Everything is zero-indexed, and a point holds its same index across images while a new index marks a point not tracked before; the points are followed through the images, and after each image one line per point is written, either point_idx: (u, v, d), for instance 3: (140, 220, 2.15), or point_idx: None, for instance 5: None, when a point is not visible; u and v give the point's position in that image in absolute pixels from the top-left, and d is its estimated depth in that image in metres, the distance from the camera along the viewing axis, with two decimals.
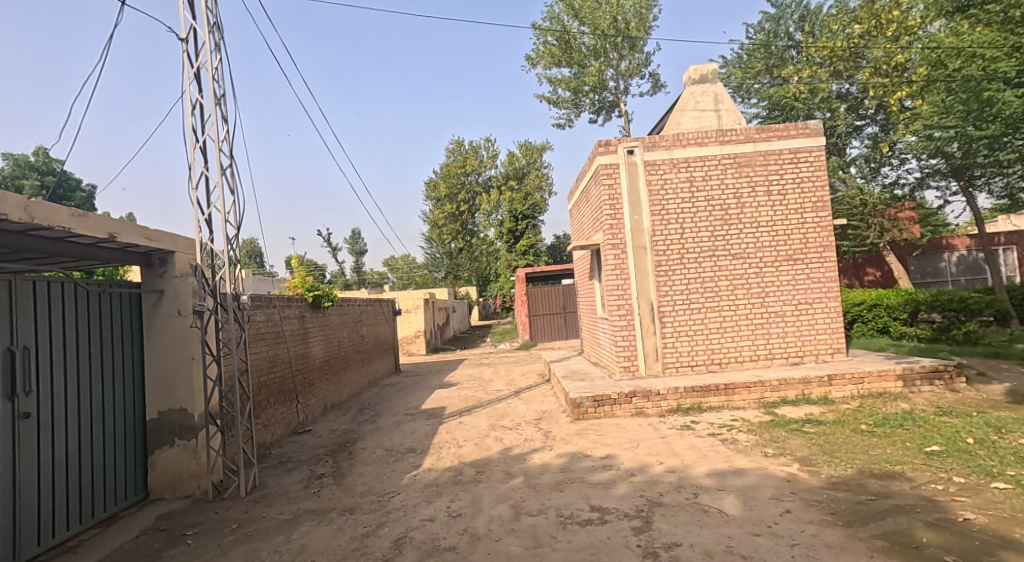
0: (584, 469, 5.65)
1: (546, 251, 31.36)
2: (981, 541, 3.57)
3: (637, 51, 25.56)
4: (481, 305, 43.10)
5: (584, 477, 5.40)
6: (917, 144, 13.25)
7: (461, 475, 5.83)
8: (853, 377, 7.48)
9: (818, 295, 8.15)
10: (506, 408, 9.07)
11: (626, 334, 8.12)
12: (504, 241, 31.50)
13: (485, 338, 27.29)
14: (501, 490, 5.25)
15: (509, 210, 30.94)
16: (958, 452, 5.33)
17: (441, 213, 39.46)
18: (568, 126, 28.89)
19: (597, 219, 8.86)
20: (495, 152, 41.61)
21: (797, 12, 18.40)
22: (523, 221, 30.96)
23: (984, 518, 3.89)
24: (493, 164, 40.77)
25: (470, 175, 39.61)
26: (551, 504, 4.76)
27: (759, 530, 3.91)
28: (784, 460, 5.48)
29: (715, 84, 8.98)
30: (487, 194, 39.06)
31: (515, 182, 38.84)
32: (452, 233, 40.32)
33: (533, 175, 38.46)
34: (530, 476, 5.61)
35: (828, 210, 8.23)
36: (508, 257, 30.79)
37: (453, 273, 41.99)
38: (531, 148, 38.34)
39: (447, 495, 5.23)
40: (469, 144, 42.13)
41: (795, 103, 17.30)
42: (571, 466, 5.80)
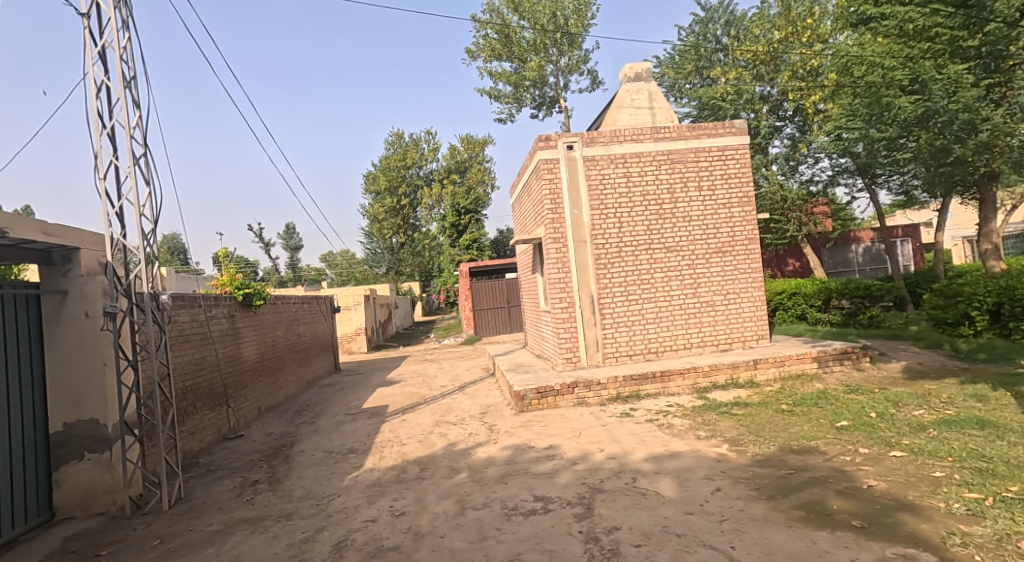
0: (528, 460, 5.74)
1: (490, 245, 31.39)
2: (882, 504, 3.96)
3: (576, 48, 26.02)
4: (425, 301, 42.70)
5: (528, 469, 5.48)
6: (829, 144, 14.41)
7: (405, 473, 5.75)
8: (776, 360, 8.04)
9: (744, 285, 8.70)
10: (451, 404, 9.01)
11: (569, 325, 8.31)
12: (446, 236, 31.20)
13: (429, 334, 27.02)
14: (446, 486, 5.24)
15: (452, 204, 30.74)
16: (864, 425, 5.88)
17: (381, 207, 38.63)
18: (509, 121, 28.92)
19: (538, 213, 8.99)
20: (437, 146, 41.41)
21: (724, 17, 19.29)
22: (466, 215, 30.79)
23: (884, 484, 4.32)
24: (435, 158, 40.41)
25: (410, 168, 39.13)
26: (496, 496, 4.81)
27: (692, 509, 4.14)
28: (715, 441, 5.83)
29: (649, 83, 9.32)
30: (429, 188, 38.60)
31: (457, 175, 38.63)
32: (393, 228, 39.48)
33: (475, 169, 38.25)
34: (475, 471, 5.63)
35: (753, 204, 8.79)
36: (452, 252, 30.57)
37: (395, 269, 41.10)
38: (473, 142, 38.25)
39: (390, 494, 5.14)
40: (409, 138, 41.56)
41: (722, 103, 18.10)
42: (515, 458, 5.86)
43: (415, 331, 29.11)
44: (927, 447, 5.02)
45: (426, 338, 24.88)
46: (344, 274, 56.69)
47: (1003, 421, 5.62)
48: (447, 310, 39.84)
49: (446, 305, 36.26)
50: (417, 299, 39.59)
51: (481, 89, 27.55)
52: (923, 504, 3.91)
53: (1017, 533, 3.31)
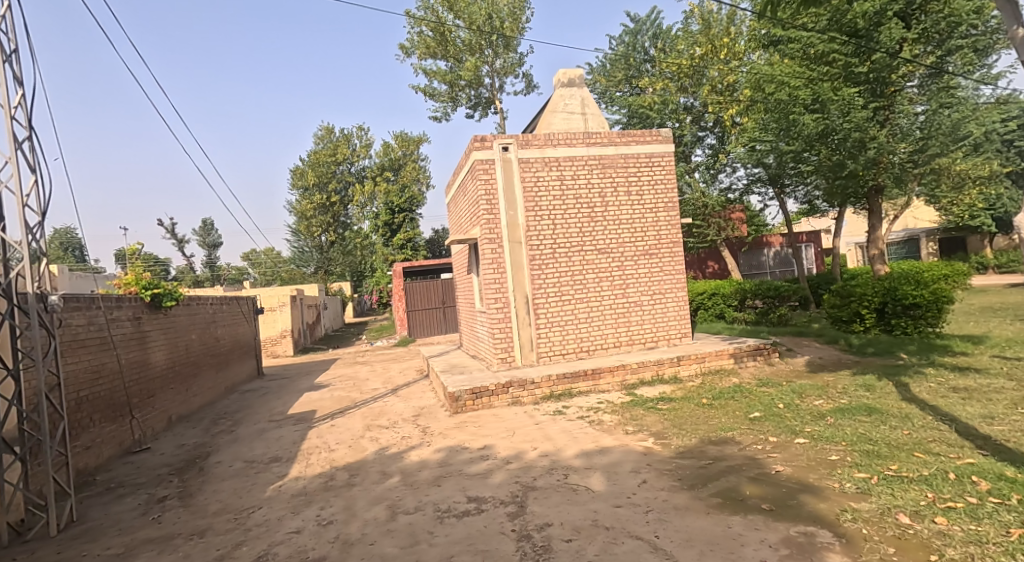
0: (462, 461, 5.71)
1: (425, 245, 30.88)
2: (788, 487, 4.31)
3: (511, 51, 26.23)
4: (356, 301, 41.39)
5: (462, 470, 5.45)
6: (745, 154, 15.44)
7: (333, 480, 5.54)
8: (697, 357, 8.51)
9: (669, 285, 9.15)
10: (383, 407, 8.78)
11: (503, 325, 8.34)
12: (379, 235, 30.35)
13: (360, 335, 26.17)
14: (376, 491, 5.10)
15: (385, 202, 29.93)
16: (773, 416, 6.37)
17: (309, 204, 37.09)
18: (444, 119, 28.38)
19: (473, 214, 8.98)
20: (370, 142, 40.23)
21: (651, 30, 20.13)
22: (400, 214, 30.10)
23: (790, 469, 4.71)
24: (367, 154, 39.21)
25: (341, 164, 37.76)
26: (429, 499, 4.74)
27: (620, 501, 4.30)
28: (642, 435, 6.08)
29: (581, 89, 9.56)
30: (361, 186, 37.38)
31: (390, 173, 37.55)
32: (322, 226, 37.75)
33: (409, 167, 37.23)
34: (407, 474, 5.52)
35: (677, 208, 9.28)
36: (385, 251, 29.80)
37: (324, 268, 39.51)
38: (408, 139, 37.25)
39: (316, 503, 4.92)
40: (340, 133, 40.09)
41: (650, 112, 19.01)
42: (449, 460, 5.81)
43: (346, 333, 28.13)
44: (825, 433, 5.52)
45: (357, 339, 24.11)
46: (268, 273, 53.77)
47: (888, 408, 6.28)
48: (380, 310, 38.82)
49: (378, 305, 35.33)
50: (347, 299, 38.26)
51: (415, 86, 26.99)
52: (822, 485, 4.29)
53: (897, 506, 3.72)
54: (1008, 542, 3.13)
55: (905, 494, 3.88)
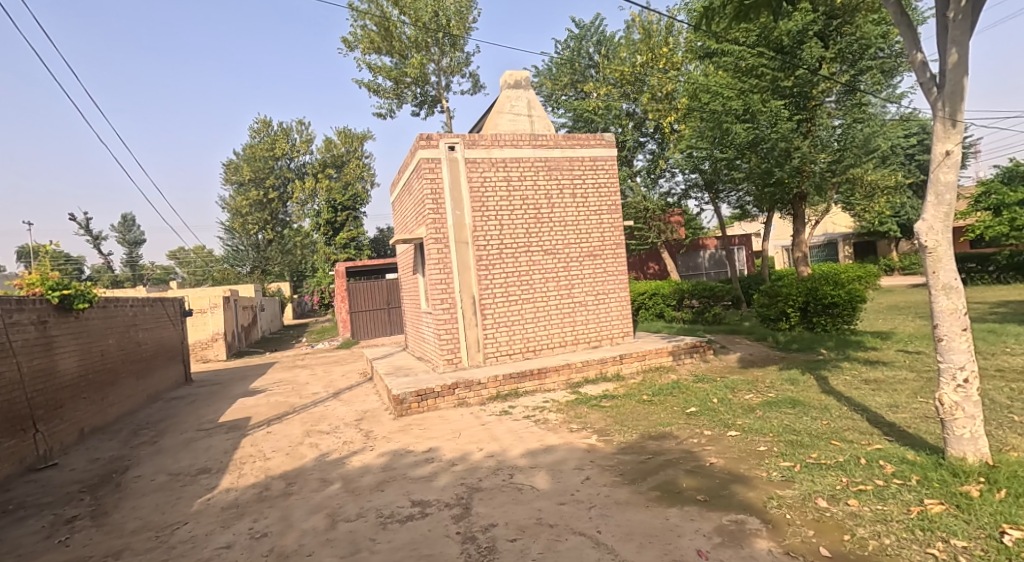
0: (406, 465, 5.61)
1: (369, 244, 30.11)
2: (720, 478, 4.54)
3: (457, 50, 26.10)
4: (296, 302, 39.83)
5: (406, 474, 5.36)
6: (683, 161, 16.08)
7: (268, 490, 5.29)
8: (639, 355, 8.80)
9: (612, 286, 9.40)
10: (323, 412, 8.48)
11: (449, 326, 8.27)
12: (321, 233, 29.30)
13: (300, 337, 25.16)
14: (315, 499, 4.91)
15: (327, 200, 28.93)
16: (708, 410, 6.68)
17: (244, 200, 35.50)
18: (389, 115, 27.46)
19: (419, 213, 8.86)
20: (310, 137, 38.81)
21: (596, 36, 20.62)
22: (343, 212, 29.20)
23: (723, 461, 4.96)
24: (308, 150, 37.81)
25: (279, 159, 36.21)
26: (371, 505, 4.62)
27: (564, 499, 4.37)
28: (585, 433, 6.21)
29: (527, 91, 9.65)
30: (301, 182, 35.98)
31: (333, 170, 36.12)
32: (258, 223, 36.45)
33: (353, 164, 35.90)
34: (348, 480, 5.36)
35: (620, 211, 9.55)
36: (327, 251, 28.82)
37: (261, 268, 37.75)
38: (351, 136, 35.86)
39: (249, 515, 4.69)
40: (278, 126, 38.48)
41: (594, 116, 19.56)
42: (392, 464, 5.69)
43: (284, 335, 26.99)
44: (755, 426, 5.85)
45: (296, 342, 23.20)
46: (198, 272, 50.74)
47: (810, 400, 6.74)
48: (322, 311, 37.52)
49: (319, 306, 34.14)
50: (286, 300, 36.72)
51: (358, 81, 26.25)
52: (751, 474, 4.55)
53: (816, 491, 4.00)
54: (909, 519, 3.43)
55: (823, 480, 4.18)
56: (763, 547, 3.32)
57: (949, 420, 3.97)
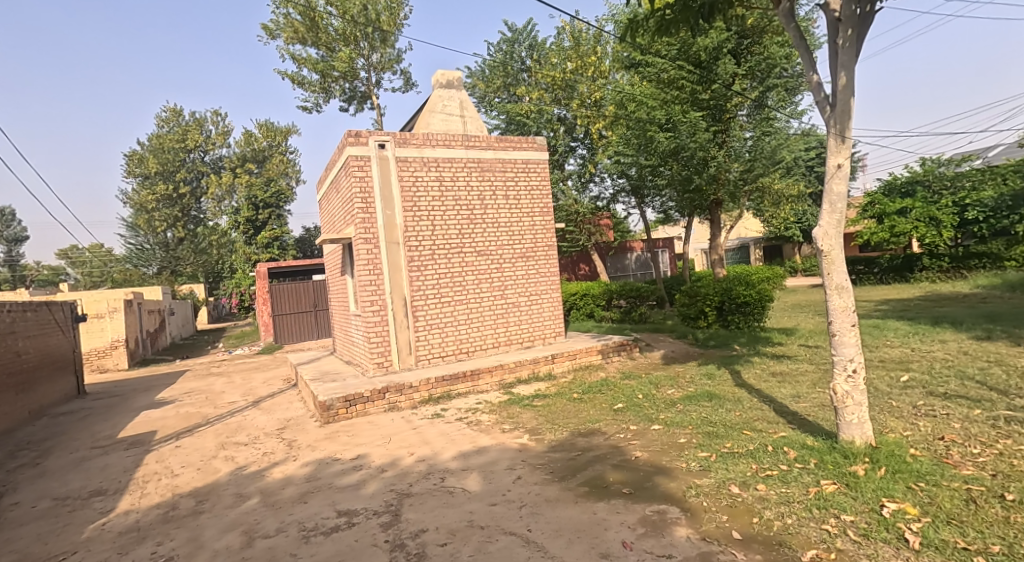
0: (332, 474, 5.38)
1: (293, 244, 28.66)
2: (645, 471, 4.73)
3: (388, 46, 25.47)
4: (211, 305, 37.13)
5: (332, 483, 5.14)
6: (611, 166, 16.62)
7: (176, 510, 4.88)
8: (569, 355, 9.01)
9: (544, 287, 9.56)
10: (241, 422, 7.95)
11: (380, 329, 8.04)
12: (239, 232, 27.52)
13: (215, 343, 23.47)
14: (230, 516, 4.60)
15: (247, 196, 27.24)
16: (634, 406, 6.96)
17: (151, 195, 32.59)
18: (315, 110, 26.42)
19: (347, 212, 8.55)
20: (226, 130, 36.41)
21: (528, 41, 20.87)
22: (265, 210, 27.58)
23: (647, 454, 5.18)
24: (225, 143, 35.70)
25: (192, 152, 34.25)
26: (293, 519, 4.39)
27: (496, 500, 4.37)
28: (517, 433, 6.26)
29: (459, 91, 9.60)
30: (216, 177, 33.60)
31: (253, 165, 34.20)
32: (166, 220, 33.77)
33: (276, 159, 34.11)
34: (268, 494, 5.06)
35: (551, 213, 9.74)
36: (246, 251, 27.11)
37: (171, 268, 34.86)
38: (274, 130, 34.09)
39: (153, 539, 4.30)
40: (189, 116, 35.77)
41: (527, 120, 19.88)
42: (317, 474, 5.43)
43: (198, 341, 25.05)
44: (676, 419, 6.17)
45: (210, 348, 21.65)
46: (95, 273, 46.00)
47: (725, 393, 7.20)
48: (240, 315, 35.23)
49: (236, 309, 32.04)
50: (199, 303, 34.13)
51: (281, 72, 24.92)
52: (673, 465, 4.78)
53: (729, 478, 4.27)
54: (808, 499, 3.75)
55: (736, 467, 4.48)
56: (682, 534, 3.49)
57: (841, 407, 4.38)
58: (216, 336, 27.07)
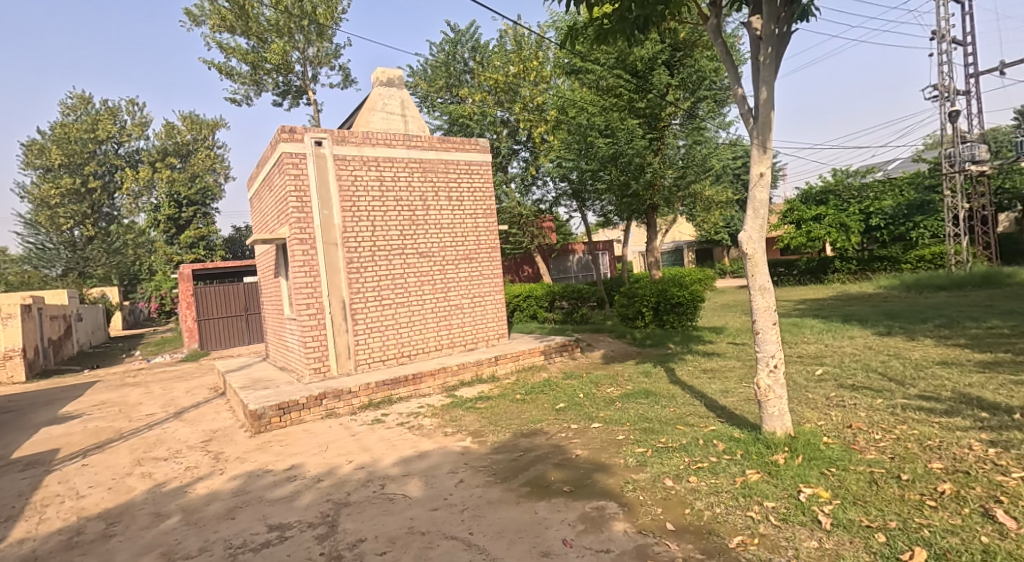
0: (263, 486, 5.14)
1: (221, 244, 27.12)
2: (585, 468, 4.84)
3: (325, 40, 24.67)
4: (127, 310, 34.45)
5: (263, 496, 4.91)
6: (553, 170, 16.87)
7: (84, 534, 4.49)
8: (512, 356, 9.07)
9: (487, 289, 9.59)
10: (161, 435, 7.42)
11: (316, 333, 7.76)
12: (160, 230, 25.72)
13: (132, 350, 21.78)
14: (148, 538, 4.28)
15: (168, 193, 25.59)
16: (575, 405, 7.10)
17: (55, 189, 29.82)
18: (245, 103, 25.16)
19: (281, 211, 8.20)
20: (144, 120, 33.94)
21: (470, 43, 20.83)
22: (189, 207, 25.94)
23: (587, 452, 5.30)
24: (143, 135, 33.19)
25: (104, 143, 31.71)
26: (219, 536, 4.15)
27: (437, 504, 4.33)
28: (460, 435, 6.23)
29: (400, 90, 9.45)
30: (133, 171, 31.22)
31: (175, 159, 32.07)
32: (73, 216, 31.03)
33: (201, 154, 32.20)
34: (192, 511, 4.76)
35: (494, 215, 9.77)
36: (167, 251, 25.37)
37: (79, 270, 32.01)
38: (199, 122, 32.25)
39: None
40: (102, 105, 33.09)
41: (470, 122, 19.87)
42: (246, 487, 5.16)
43: (112, 349, 23.16)
44: (615, 417, 6.36)
45: (126, 356, 20.09)
46: None
47: (660, 390, 7.50)
48: (161, 320, 32.90)
49: (156, 313, 29.89)
50: (113, 307, 31.54)
51: (206, 61, 23.54)
52: (612, 462, 4.92)
53: (663, 472, 4.45)
54: (734, 488, 3.97)
55: (670, 461, 4.67)
56: (620, 529, 3.60)
57: (764, 401, 4.67)
58: (134, 342, 25.17)
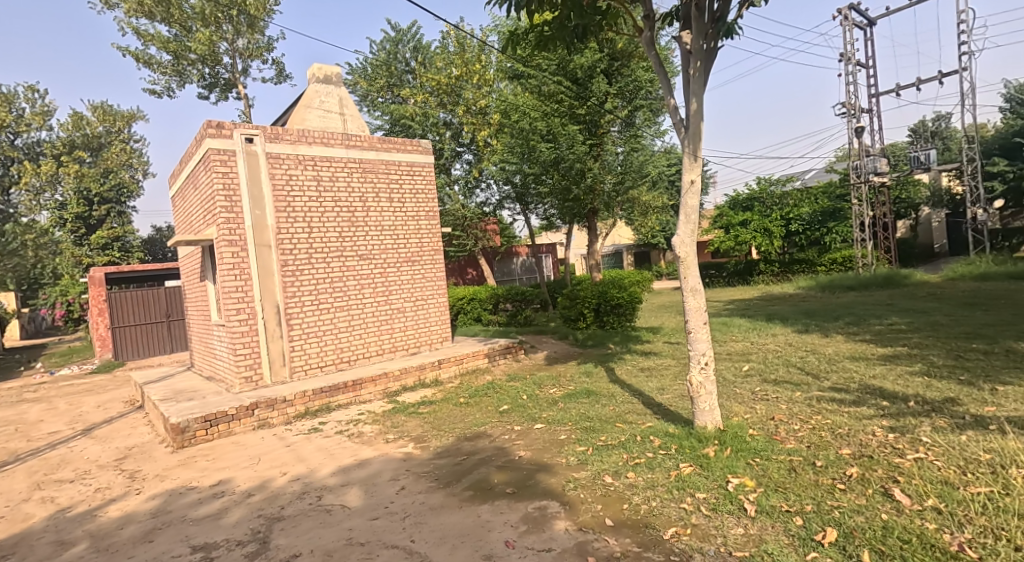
0: (188, 504, 4.84)
1: (140, 245, 25.29)
2: (527, 469, 4.89)
3: (256, 32, 23.61)
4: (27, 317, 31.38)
5: (187, 515, 4.62)
6: (497, 173, 16.95)
7: None
8: (456, 359, 9.02)
9: (430, 292, 9.49)
10: (68, 455, 6.82)
11: (248, 340, 7.40)
12: (66, 230, 23.66)
13: (34, 362, 19.86)
14: None
15: (75, 188, 23.89)
16: (519, 407, 7.15)
17: None
18: (167, 95, 23.64)
19: (208, 211, 7.76)
20: (49, 109, 31.11)
21: (411, 43, 20.55)
22: (101, 205, 24.30)
23: (530, 453, 5.36)
24: (45, 125, 30.46)
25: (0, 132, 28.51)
26: None
27: (377, 513, 4.24)
28: (402, 442, 6.13)
29: (338, 88, 9.21)
30: (35, 165, 28.53)
31: (85, 152, 29.60)
32: None
33: (117, 148, 29.96)
34: (105, 535, 4.41)
35: (436, 217, 9.70)
36: (76, 252, 23.37)
37: None
38: (111, 113, 30.36)
39: None
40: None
41: (412, 122, 19.62)
42: (169, 507, 4.84)
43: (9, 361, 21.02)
44: (557, 417, 6.46)
45: (26, 369, 18.30)
46: None
47: (601, 389, 7.69)
48: (68, 328, 30.18)
49: (62, 321, 27.40)
50: (9, 315, 28.62)
51: (120, 47, 21.91)
52: (554, 462, 5.00)
53: (603, 469, 4.57)
54: (669, 482, 4.14)
55: (609, 458, 4.80)
56: (561, 527, 3.67)
57: (696, 396, 4.90)
58: (36, 353, 23.01)
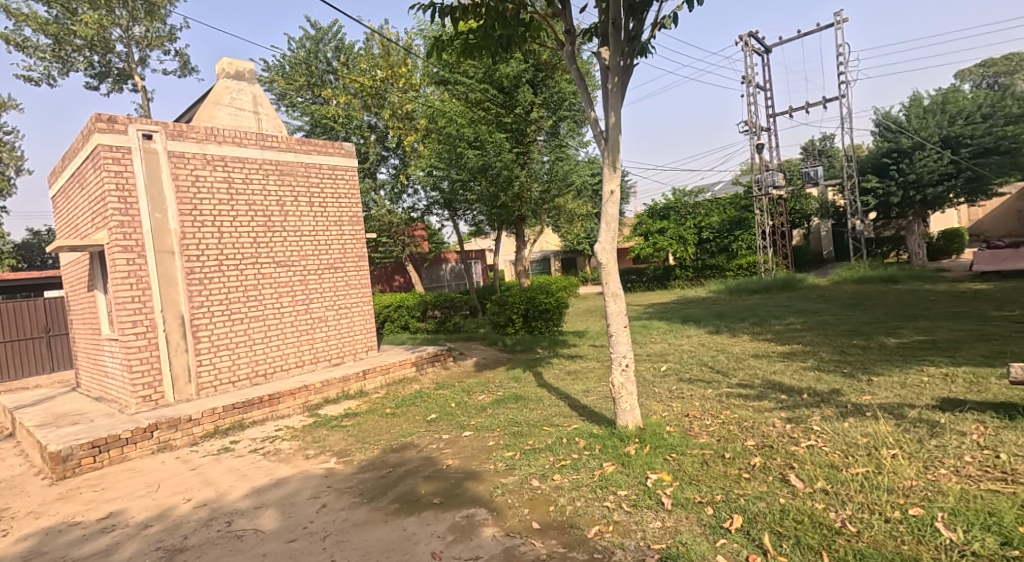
0: (73, 542, 4.33)
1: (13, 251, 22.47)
2: (455, 478, 4.82)
3: (156, 20, 21.86)
4: None
5: (71, 554, 4.13)
6: (424, 178, 16.72)
7: None
8: (381, 369, 8.76)
9: (354, 299, 9.18)
10: None
11: (146, 355, 6.78)
12: None
13: None
14: None
15: None
16: (447, 415, 7.05)
17: None
18: (47, 83, 21.25)
19: (97, 213, 7.05)
20: None
21: (333, 42, 19.88)
22: None
23: (457, 461, 5.29)
24: None
25: None
26: None
27: (295, 535, 4.00)
28: (323, 457, 5.85)
29: (251, 85, 8.72)
30: None
31: None
32: None
33: None
34: None
35: (360, 223, 9.40)
36: None
37: None
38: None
39: None
40: None
41: (334, 124, 18.96)
42: (49, 546, 4.30)
43: None
44: (486, 423, 6.43)
45: None
46: None
47: (529, 394, 7.76)
48: None
49: None
50: None
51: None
52: (482, 468, 4.97)
53: (530, 474, 4.60)
54: (593, 481, 4.23)
55: (537, 462, 4.84)
56: (488, 534, 3.64)
57: (618, 397, 5.06)
58: None
